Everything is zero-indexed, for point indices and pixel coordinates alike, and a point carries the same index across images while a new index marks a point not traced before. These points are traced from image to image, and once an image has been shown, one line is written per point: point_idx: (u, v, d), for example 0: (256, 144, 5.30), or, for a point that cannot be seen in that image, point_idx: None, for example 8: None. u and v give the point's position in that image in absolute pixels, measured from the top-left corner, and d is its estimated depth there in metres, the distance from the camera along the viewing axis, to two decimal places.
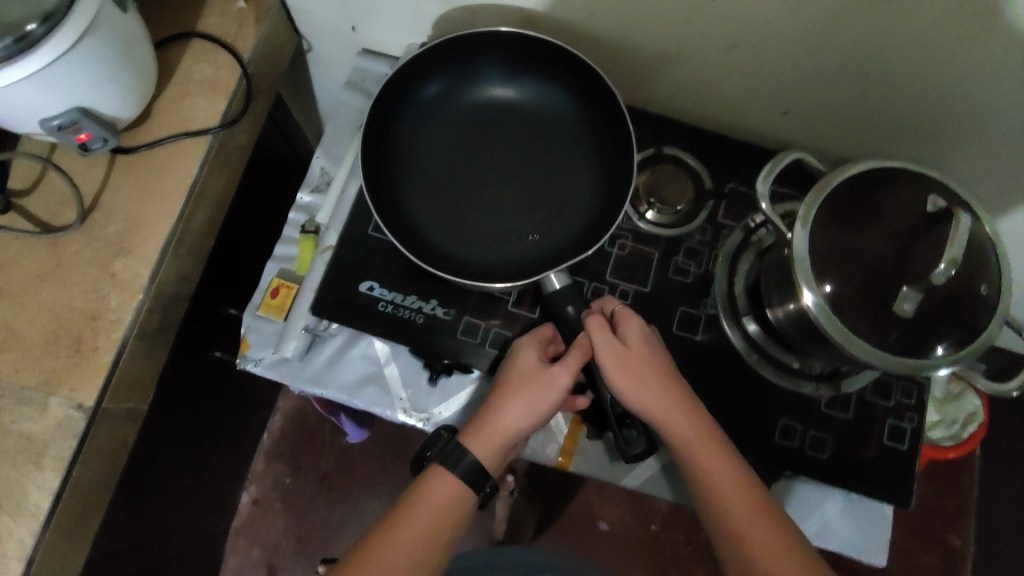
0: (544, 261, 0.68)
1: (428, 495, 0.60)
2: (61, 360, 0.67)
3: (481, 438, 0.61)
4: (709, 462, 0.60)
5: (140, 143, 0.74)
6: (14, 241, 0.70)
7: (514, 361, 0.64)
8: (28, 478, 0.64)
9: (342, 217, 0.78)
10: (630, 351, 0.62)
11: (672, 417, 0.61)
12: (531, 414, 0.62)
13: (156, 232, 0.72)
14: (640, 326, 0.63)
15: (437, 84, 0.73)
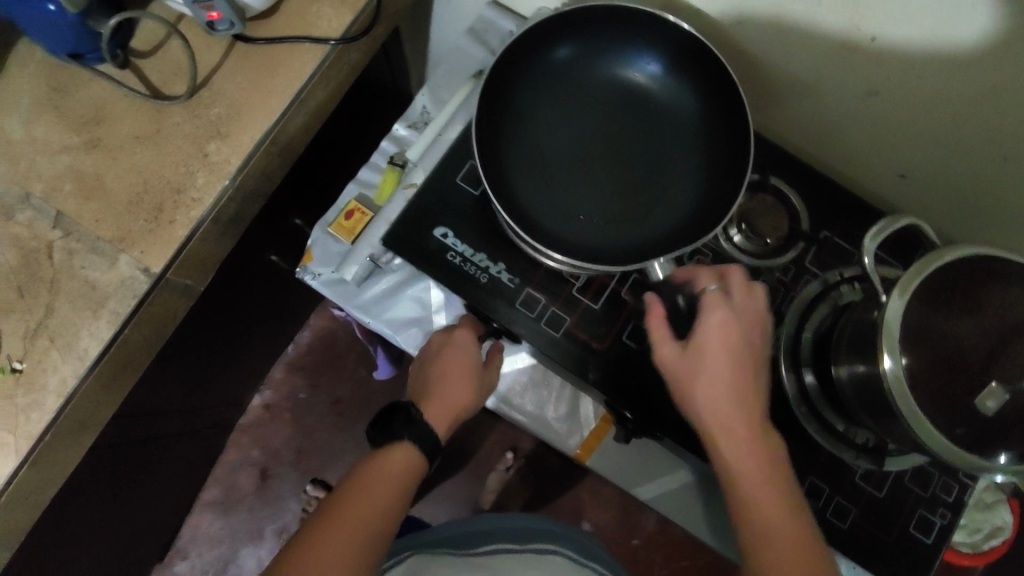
0: (632, 252, 0.67)
1: (392, 467, 0.60)
2: (139, 222, 0.69)
3: (437, 415, 0.65)
4: (763, 496, 0.55)
5: (261, 36, 0.75)
6: (122, 98, 0.72)
7: (456, 344, 0.69)
8: (83, 323, 0.66)
9: (433, 159, 0.77)
10: (696, 353, 0.58)
11: (737, 436, 0.56)
12: (474, 402, 0.68)
13: (255, 126, 0.73)
14: (724, 325, 0.58)
15: (572, 44, 0.70)
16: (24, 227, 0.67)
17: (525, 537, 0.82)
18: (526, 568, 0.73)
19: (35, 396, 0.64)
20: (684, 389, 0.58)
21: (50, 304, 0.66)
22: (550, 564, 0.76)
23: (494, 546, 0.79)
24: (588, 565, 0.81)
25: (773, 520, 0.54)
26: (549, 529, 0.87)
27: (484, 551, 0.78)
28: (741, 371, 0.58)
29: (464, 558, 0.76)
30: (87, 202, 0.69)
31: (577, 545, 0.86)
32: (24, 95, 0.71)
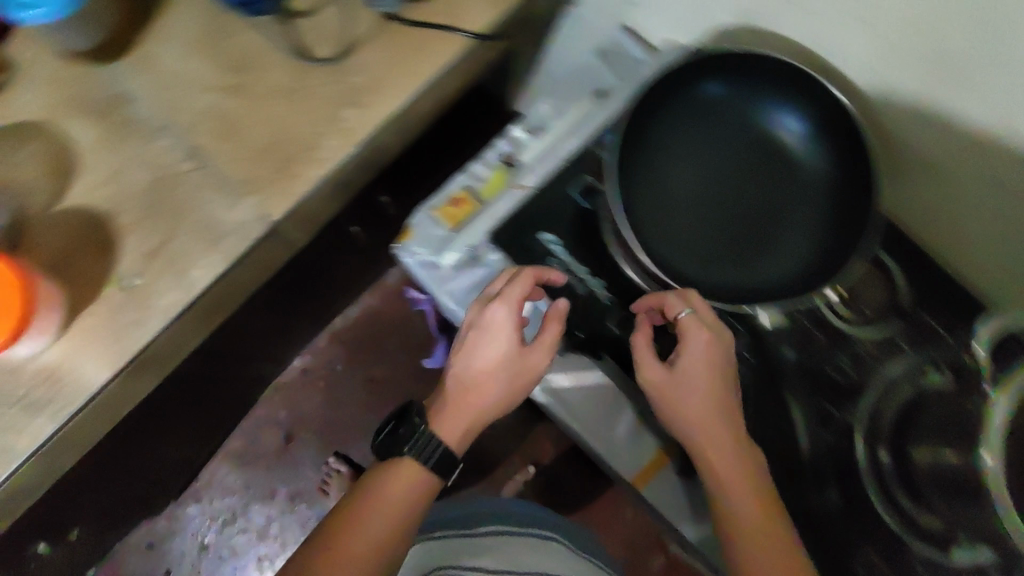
0: (744, 297, 0.68)
1: (391, 492, 0.63)
2: (265, 171, 0.71)
3: (462, 413, 0.68)
4: (746, 515, 0.62)
5: (411, 18, 0.75)
6: (269, 50, 0.74)
7: (488, 334, 0.68)
8: (197, 254, 0.69)
9: (547, 164, 0.79)
10: (678, 376, 0.65)
11: (723, 459, 0.63)
12: (508, 394, 0.69)
13: (388, 100, 0.73)
14: (701, 349, 0.64)
15: (725, 83, 0.73)
16: (160, 155, 0.71)
17: (527, 522, 0.86)
18: (519, 561, 0.78)
19: (143, 314, 0.68)
20: (673, 415, 0.65)
21: (171, 231, 0.70)
22: (542, 557, 0.80)
23: (495, 530, 0.83)
24: (584, 558, 0.85)
25: (759, 539, 0.60)
26: (555, 517, 0.90)
27: (485, 535, 0.82)
28: (718, 392, 0.65)
29: (465, 542, 0.81)
30: (221, 142, 0.71)
31: (579, 538, 0.90)
32: (182, 30, 0.74)
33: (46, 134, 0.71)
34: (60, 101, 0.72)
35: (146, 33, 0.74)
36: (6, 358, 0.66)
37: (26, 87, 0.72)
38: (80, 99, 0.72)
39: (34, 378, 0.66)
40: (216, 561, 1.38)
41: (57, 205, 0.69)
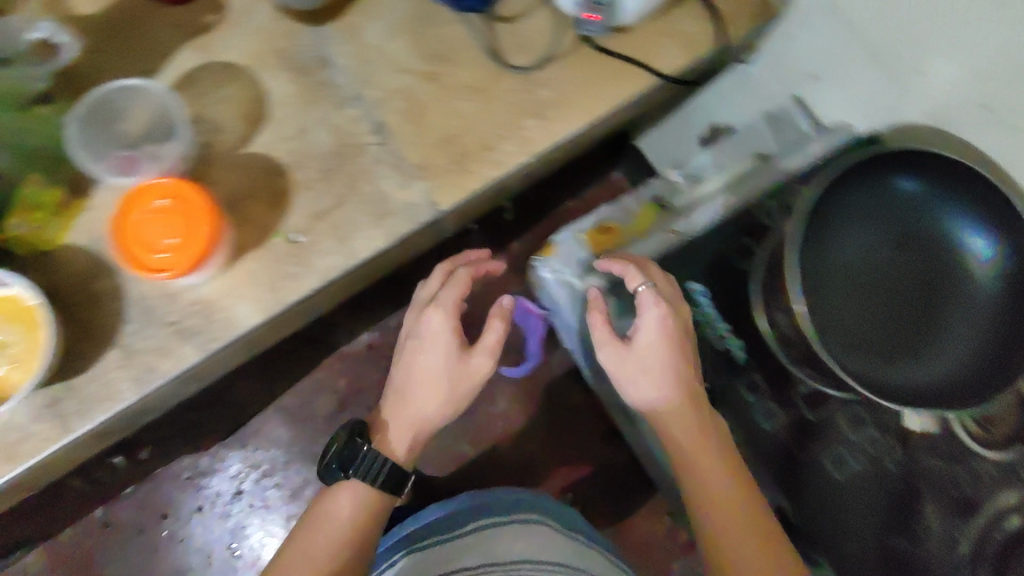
0: (895, 391, 0.72)
1: (341, 509, 0.74)
2: (443, 160, 0.73)
3: (399, 421, 0.78)
4: (728, 514, 0.67)
5: (609, 47, 0.77)
6: (470, 47, 0.76)
7: (426, 332, 0.78)
8: (363, 224, 0.71)
9: (703, 216, 0.79)
10: (635, 352, 0.70)
11: (690, 439, 0.70)
12: (444, 395, 0.77)
13: (571, 120, 0.75)
14: (656, 323, 0.70)
15: (920, 180, 0.73)
16: (347, 123, 0.74)
17: (495, 513, 0.87)
18: (496, 554, 0.79)
19: (302, 269, 0.70)
20: (645, 400, 0.71)
21: (342, 197, 0.72)
22: (516, 540, 0.81)
23: (479, 523, 0.85)
24: (573, 534, 0.85)
25: (733, 533, 0.66)
26: (522, 496, 0.91)
27: (458, 538, 0.83)
28: (673, 370, 0.70)
29: (437, 548, 0.82)
30: (408, 124, 0.74)
31: (562, 516, 0.89)
32: (393, 10, 0.77)
33: (245, 79, 0.75)
34: (264, 50, 0.75)
35: (357, 5, 0.77)
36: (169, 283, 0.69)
37: (236, 30, 0.76)
38: (285, 53, 0.75)
39: (190, 306, 0.68)
40: (242, 519, 1.31)
41: (243, 148, 0.72)
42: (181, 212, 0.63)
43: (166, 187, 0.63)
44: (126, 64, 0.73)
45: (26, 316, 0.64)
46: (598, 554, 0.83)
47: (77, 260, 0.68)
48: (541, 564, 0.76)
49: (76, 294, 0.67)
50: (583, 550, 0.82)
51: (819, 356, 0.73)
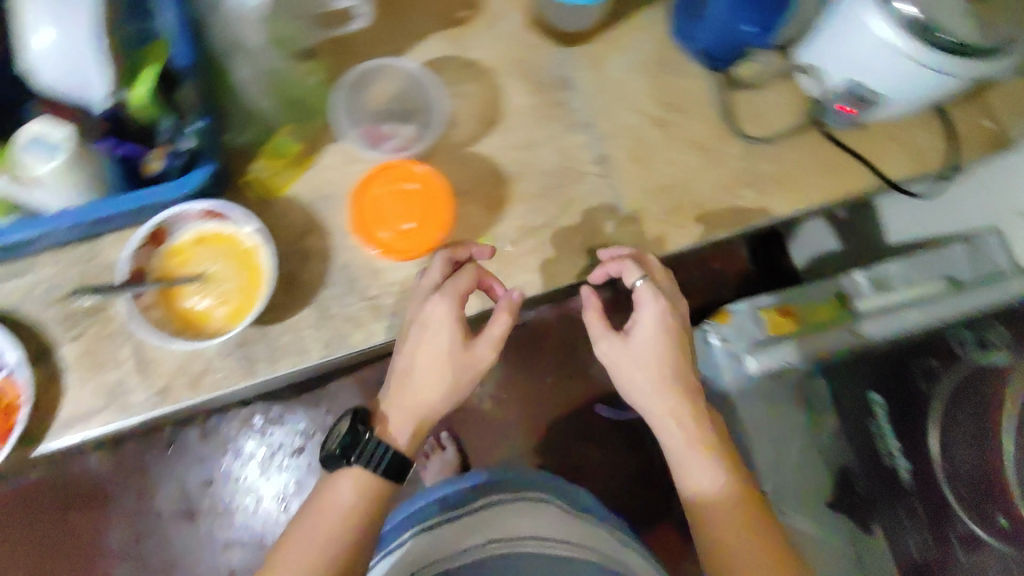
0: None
1: (330, 506, 0.58)
2: (657, 210, 0.74)
3: (399, 399, 0.61)
4: (719, 515, 0.60)
5: (842, 139, 0.76)
6: (706, 106, 0.76)
7: (422, 315, 0.62)
8: (568, 252, 0.72)
9: (891, 322, 0.76)
10: (632, 347, 0.63)
11: (674, 438, 0.62)
12: (442, 381, 0.60)
13: (786, 203, 0.75)
14: (655, 319, 0.62)
15: None
16: (573, 147, 0.74)
17: (498, 484, 0.79)
18: (505, 527, 0.69)
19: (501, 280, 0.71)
20: (641, 393, 0.63)
21: (554, 218, 0.73)
22: (524, 518, 0.71)
23: (490, 500, 0.75)
24: (585, 514, 0.78)
25: (728, 538, 0.59)
26: (516, 475, 0.82)
27: (457, 517, 0.73)
28: (668, 366, 0.62)
29: (442, 529, 0.71)
30: (631, 165, 0.75)
31: (577, 499, 0.82)
32: (640, 49, 0.77)
33: (486, 80, 0.75)
34: (510, 57, 0.76)
35: (608, 34, 0.77)
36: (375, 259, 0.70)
37: (488, 29, 0.76)
38: (529, 64, 0.76)
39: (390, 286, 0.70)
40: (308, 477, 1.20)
41: (472, 147, 0.73)
42: (424, 202, 0.68)
43: (416, 174, 0.69)
44: (380, 37, 0.73)
45: (250, 265, 0.66)
46: (601, 526, 0.76)
47: (297, 216, 0.70)
48: (559, 548, 0.67)
49: (289, 248, 0.69)
50: (599, 530, 0.75)
51: (957, 507, 0.69)
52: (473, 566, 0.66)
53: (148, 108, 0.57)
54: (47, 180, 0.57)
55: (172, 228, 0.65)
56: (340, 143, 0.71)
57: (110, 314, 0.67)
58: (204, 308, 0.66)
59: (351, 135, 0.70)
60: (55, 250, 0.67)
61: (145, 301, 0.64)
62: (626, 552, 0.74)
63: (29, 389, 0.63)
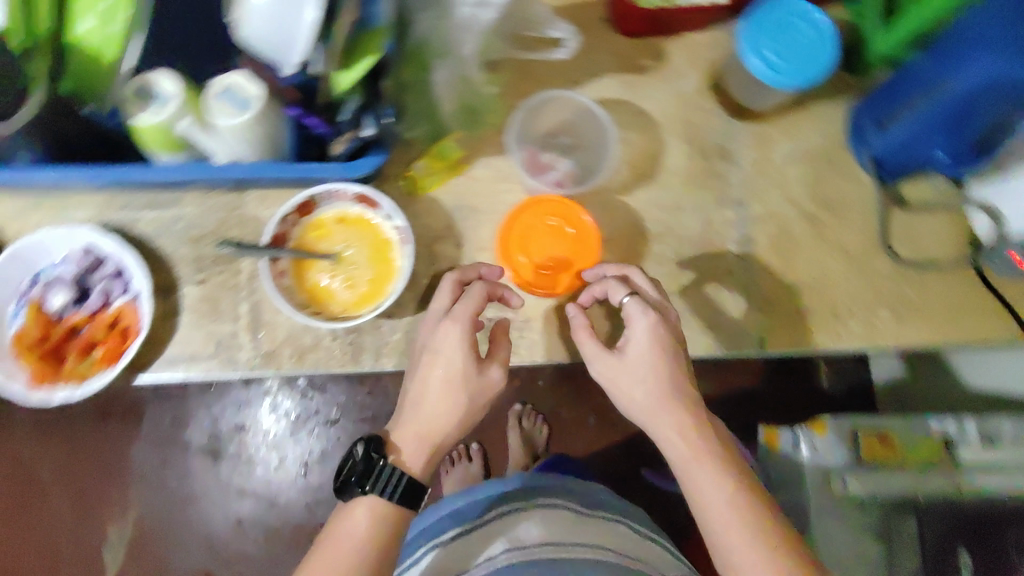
0: None
1: (346, 535, 0.53)
2: (789, 306, 0.71)
3: (414, 424, 0.57)
4: (725, 521, 0.52)
5: (994, 287, 0.72)
6: (862, 215, 0.74)
7: (433, 338, 0.59)
8: (691, 325, 0.70)
9: (997, 486, 0.70)
10: (627, 365, 0.58)
11: (678, 450, 0.55)
12: (456, 403, 0.57)
13: (922, 333, 0.71)
14: (649, 333, 0.58)
15: None
16: (720, 220, 0.73)
17: (502, 500, 0.74)
18: (514, 535, 0.69)
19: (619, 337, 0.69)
20: (643, 413, 0.57)
21: (685, 287, 0.71)
22: (533, 524, 0.70)
23: (501, 509, 0.73)
24: (597, 514, 0.74)
25: (732, 543, 0.52)
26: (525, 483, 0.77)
27: (469, 529, 0.71)
28: (667, 372, 0.57)
29: (458, 541, 0.71)
30: (773, 253, 0.72)
31: (584, 496, 0.77)
32: (809, 140, 0.75)
33: (650, 134, 0.75)
34: (678, 117, 0.76)
35: (781, 118, 0.76)
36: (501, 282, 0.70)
37: (664, 86, 0.76)
38: (695, 127, 0.75)
39: None
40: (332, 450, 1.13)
41: (621, 195, 0.73)
42: (570, 242, 0.66)
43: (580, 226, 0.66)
44: (559, 68, 0.74)
45: (384, 252, 0.68)
46: (614, 520, 0.74)
47: (438, 219, 0.70)
48: (569, 548, 0.67)
49: (422, 248, 0.70)
50: (612, 528, 0.72)
51: None
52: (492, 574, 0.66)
53: (348, 90, 0.56)
54: (230, 130, 0.58)
55: (320, 202, 0.66)
56: (497, 159, 0.72)
57: (238, 265, 0.68)
58: (336, 283, 0.67)
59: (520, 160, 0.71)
60: (203, 192, 0.69)
61: (285, 264, 0.66)
62: (638, 542, 0.73)
63: (146, 318, 0.64)
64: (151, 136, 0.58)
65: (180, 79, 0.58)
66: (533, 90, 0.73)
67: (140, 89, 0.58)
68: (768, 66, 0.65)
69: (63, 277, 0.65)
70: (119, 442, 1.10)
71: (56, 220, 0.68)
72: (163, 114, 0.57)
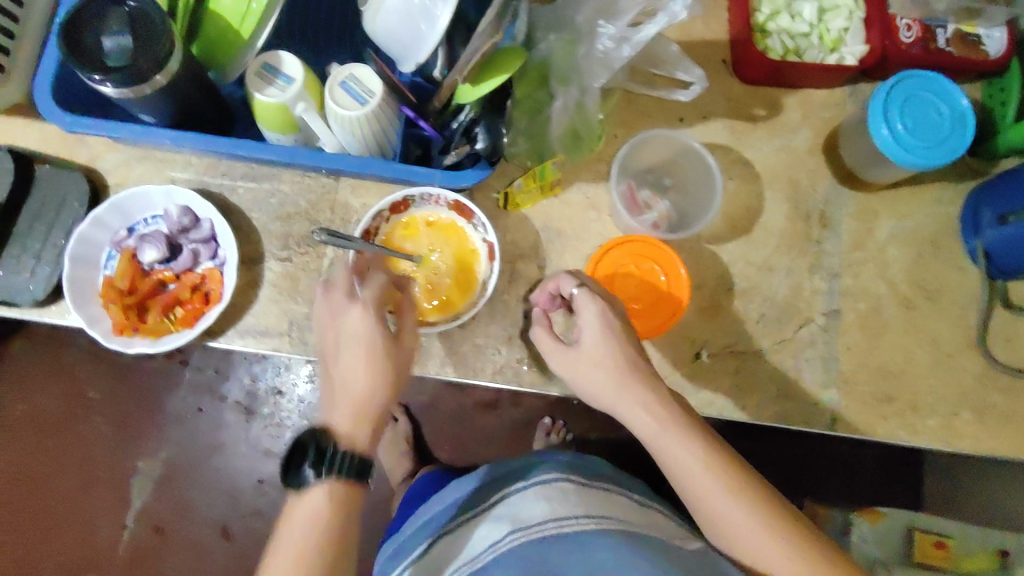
0: None
1: (298, 523, 0.45)
2: (867, 389, 0.69)
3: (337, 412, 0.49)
4: (708, 486, 0.47)
5: None
6: (961, 309, 0.71)
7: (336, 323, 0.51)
8: (763, 391, 0.69)
9: None
10: (584, 353, 0.52)
11: (645, 426, 0.49)
12: (385, 377, 0.49)
13: (1005, 442, 0.68)
14: (598, 318, 0.52)
15: None
16: (809, 287, 0.71)
17: (482, 490, 0.60)
18: (517, 514, 0.52)
19: (686, 389, 0.68)
20: (604, 397, 0.51)
21: (762, 350, 0.69)
22: (531, 500, 0.53)
23: (487, 498, 0.57)
24: (598, 485, 0.56)
25: (717, 500, 0.46)
26: (507, 468, 0.64)
27: (449, 528, 0.57)
28: (624, 351, 0.51)
29: (440, 542, 0.56)
30: (858, 331, 0.70)
31: (580, 467, 0.63)
32: (916, 221, 0.73)
33: (751, 186, 0.73)
34: (783, 172, 0.73)
35: (891, 193, 0.73)
36: None
37: (773, 138, 0.74)
38: (800, 187, 0.73)
39: None
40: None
41: (713, 245, 0.71)
42: (658, 292, 0.62)
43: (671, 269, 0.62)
44: (668, 104, 0.73)
45: (467, 262, 0.68)
46: (615, 491, 0.56)
47: (524, 237, 0.70)
48: (573, 521, 0.49)
49: (503, 264, 0.69)
50: (618, 499, 0.54)
51: None
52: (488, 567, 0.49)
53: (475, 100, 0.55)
54: (343, 121, 0.59)
55: (412, 202, 0.66)
56: (592, 187, 0.71)
57: (322, 250, 0.68)
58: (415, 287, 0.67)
59: (619, 197, 0.66)
60: (300, 172, 0.70)
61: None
62: (642, 513, 0.54)
63: (228, 289, 0.65)
64: (265, 115, 0.59)
65: (304, 64, 0.59)
66: (639, 124, 0.72)
67: (264, 67, 0.59)
68: (894, 138, 0.63)
69: (157, 232, 0.67)
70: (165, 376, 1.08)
71: (158, 176, 0.70)
72: (283, 95, 0.58)
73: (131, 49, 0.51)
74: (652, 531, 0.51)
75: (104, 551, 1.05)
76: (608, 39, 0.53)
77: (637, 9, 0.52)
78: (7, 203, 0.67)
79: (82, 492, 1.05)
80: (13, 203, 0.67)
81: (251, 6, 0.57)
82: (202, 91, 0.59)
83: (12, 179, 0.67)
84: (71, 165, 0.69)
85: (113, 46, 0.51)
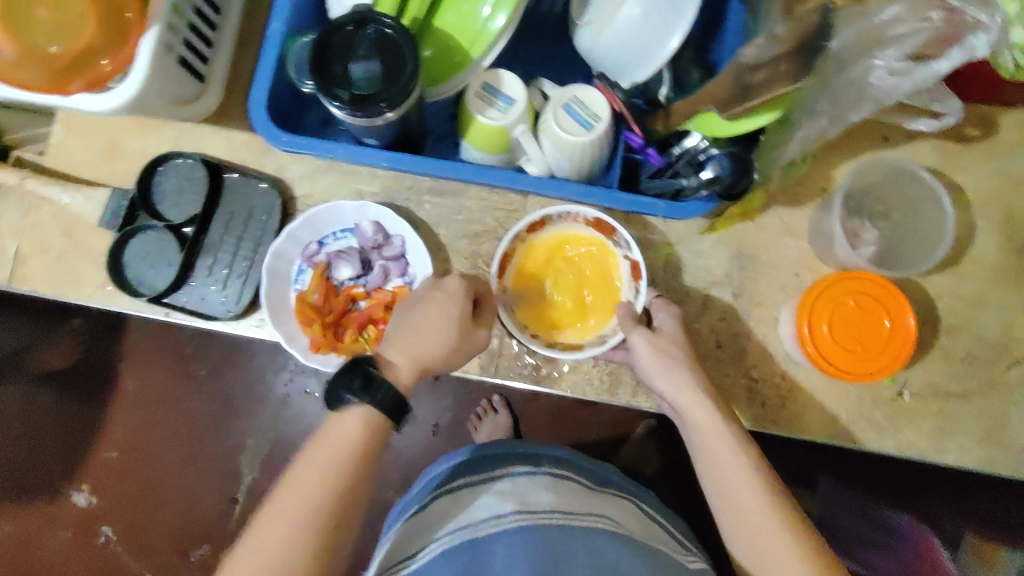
0: None
1: (332, 441, 0.45)
2: None
3: (403, 344, 0.50)
4: (742, 497, 0.49)
5: None
6: None
7: (418, 306, 0.52)
8: (970, 434, 0.65)
9: None
10: (664, 335, 0.58)
11: (700, 414, 0.53)
12: (445, 334, 0.51)
13: None
14: (674, 321, 0.59)
15: None
16: (1022, 326, 0.67)
17: (481, 460, 0.60)
18: (524, 498, 0.52)
19: (886, 429, 0.65)
20: (654, 374, 0.56)
21: (971, 393, 0.66)
22: (540, 488, 0.54)
23: (458, 481, 0.57)
24: (606, 490, 0.59)
25: (735, 477, 0.50)
26: (498, 447, 0.62)
27: (450, 488, 0.56)
28: (686, 349, 0.57)
29: (440, 502, 0.55)
30: None
31: (590, 471, 0.62)
32: None
33: (962, 215, 0.68)
34: (999, 200, 0.68)
35: None
36: (772, 343, 0.66)
37: (987, 162, 0.68)
38: (1015, 216, 0.68)
39: (776, 377, 0.66)
40: (463, 422, 0.97)
41: (919, 278, 0.67)
42: (881, 337, 0.60)
43: (893, 308, 0.60)
44: (874, 122, 0.68)
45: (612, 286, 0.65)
46: (622, 497, 0.59)
47: (717, 263, 0.67)
48: (583, 517, 0.51)
49: (697, 292, 0.67)
50: (625, 506, 0.57)
51: None
52: (495, 541, 0.48)
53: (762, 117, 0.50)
54: (564, 144, 0.56)
55: (549, 220, 0.64)
56: (791, 212, 0.68)
57: None
58: (558, 313, 0.65)
59: (840, 229, 0.62)
60: (488, 189, 0.67)
61: (506, 284, 0.64)
62: (644, 522, 0.56)
63: None
64: (483, 134, 0.57)
65: (524, 86, 0.57)
66: (841, 143, 0.68)
67: (485, 87, 0.57)
68: None
69: (350, 248, 0.66)
70: (270, 357, 0.97)
71: (344, 189, 0.68)
72: (505, 118, 0.56)
73: (380, 76, 0.49)
74: (659, 543, 0.53)
75: (212, 523, 0.98)
76: (884, 73, 0.50)
77: (924, 35, 0.49)
78: (202, 213, 0.66)
79: (189, 466, 0.97)
80: (207, 213, 0.67)
81: (484, 26, 0.56)
82: (418, 112, 0.57)
83: (205, 190, 0.66)
84: (258, 174, 0.68)
85: (360, 73, 0.49)
